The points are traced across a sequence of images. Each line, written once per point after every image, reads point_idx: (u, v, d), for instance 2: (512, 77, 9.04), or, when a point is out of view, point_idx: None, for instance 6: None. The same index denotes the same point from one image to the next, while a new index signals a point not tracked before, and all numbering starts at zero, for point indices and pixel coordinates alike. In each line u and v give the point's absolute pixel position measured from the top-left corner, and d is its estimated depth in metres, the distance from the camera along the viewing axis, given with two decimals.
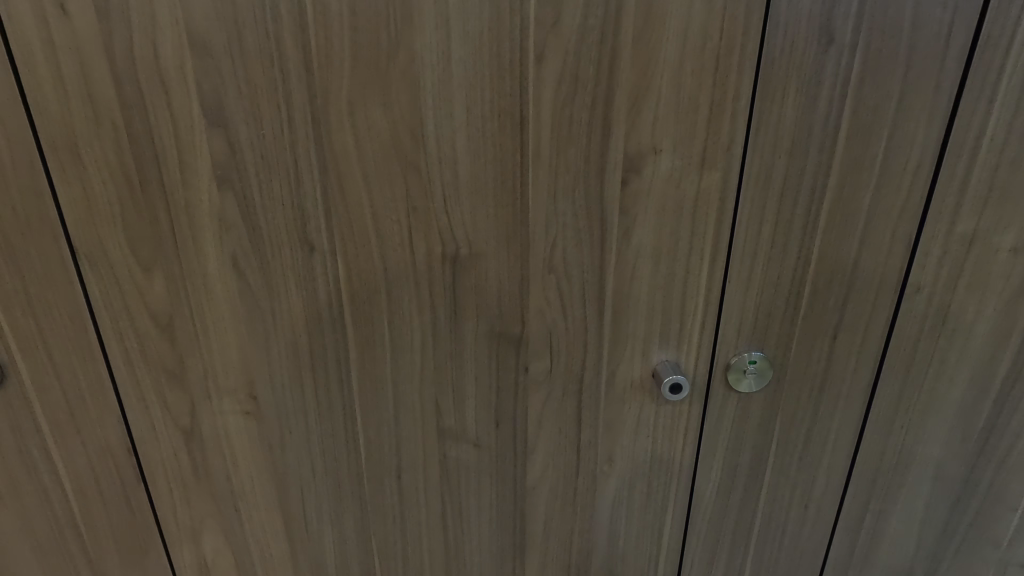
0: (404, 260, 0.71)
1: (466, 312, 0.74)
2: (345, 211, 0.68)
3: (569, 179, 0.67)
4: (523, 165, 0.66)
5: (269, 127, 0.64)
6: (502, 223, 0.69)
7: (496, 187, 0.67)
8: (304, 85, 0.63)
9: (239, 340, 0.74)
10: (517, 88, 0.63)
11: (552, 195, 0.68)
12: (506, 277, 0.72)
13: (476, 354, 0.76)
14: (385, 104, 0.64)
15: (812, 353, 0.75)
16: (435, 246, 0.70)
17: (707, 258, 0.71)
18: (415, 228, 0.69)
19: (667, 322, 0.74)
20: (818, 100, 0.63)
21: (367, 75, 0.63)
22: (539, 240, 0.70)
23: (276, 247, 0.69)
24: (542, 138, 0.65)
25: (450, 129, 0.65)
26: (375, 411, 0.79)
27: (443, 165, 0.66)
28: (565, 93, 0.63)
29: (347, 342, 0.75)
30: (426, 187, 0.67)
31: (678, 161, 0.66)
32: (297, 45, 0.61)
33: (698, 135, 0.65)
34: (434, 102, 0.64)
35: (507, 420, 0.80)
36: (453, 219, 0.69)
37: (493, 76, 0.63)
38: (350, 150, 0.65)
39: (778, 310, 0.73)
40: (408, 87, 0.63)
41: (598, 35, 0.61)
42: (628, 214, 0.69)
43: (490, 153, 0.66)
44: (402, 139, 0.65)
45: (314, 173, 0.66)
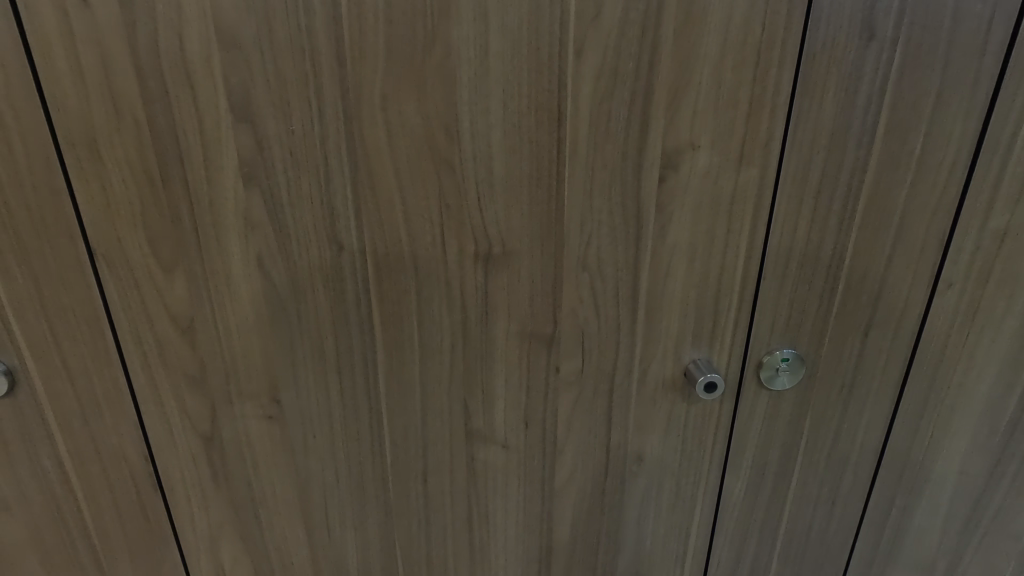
0: (436, 260, 0.69)
1: (498, 312, 0.72)
2: (376, 209, 0.66)
3: (607, 176, 0.66)
4: (559, 163, 0.65)
5: (299, 123, 0.62)
6: (537, 221, 0.68)
7: (532, 185, 0.66)
8: (336, 79, 0.60)
9: (263, 343, 0.72)
10: (556, 82, 0.62)
11: (588, 193, 0.67)
12: (539, 275, 0.71)
13: (507, 354, 0.75)
14: (420, 100, 0.62)
15: (843, 349, 0.75)
16: (467, 246, 0.69)
17: (742, 256, 0.70)
18: (448, 227, 0.68)
19: (699, 320, 0.74)
20: (857, 97, 0.63)
21: (402, 69, 0.61)
22: (574, 237, 0.69)
23: (303, 246, 0.67)
24: (580, 134, 0.64)
25: (486, 126, 0.63)
26: (402, 413, 0.78)
27: (479, 162, 0.65)
28: (604, 88, 0.62)
29: (375, 343, 0.73)
30: (460, 185, 0.66)
31: (716, 157, 0.66)
32: (330, 38, 0.59)
33: (737, 132, 0.65)
34: (471, 98, 0.62)
35: (536, 421, 0.79)
36: (488, 218, 0.67)
37: (531, 71, 0.61)
38: (383, 146, 0.64)
39: (811, 307, 0.73)
40: (443, 82, 0.61)
41: (639, 29, 0.60)
42: (665, 211, 0.68)
43: (526, 149, 0.64)
44: (437, 134, 0.63)
45: (346, 170, 0.64)
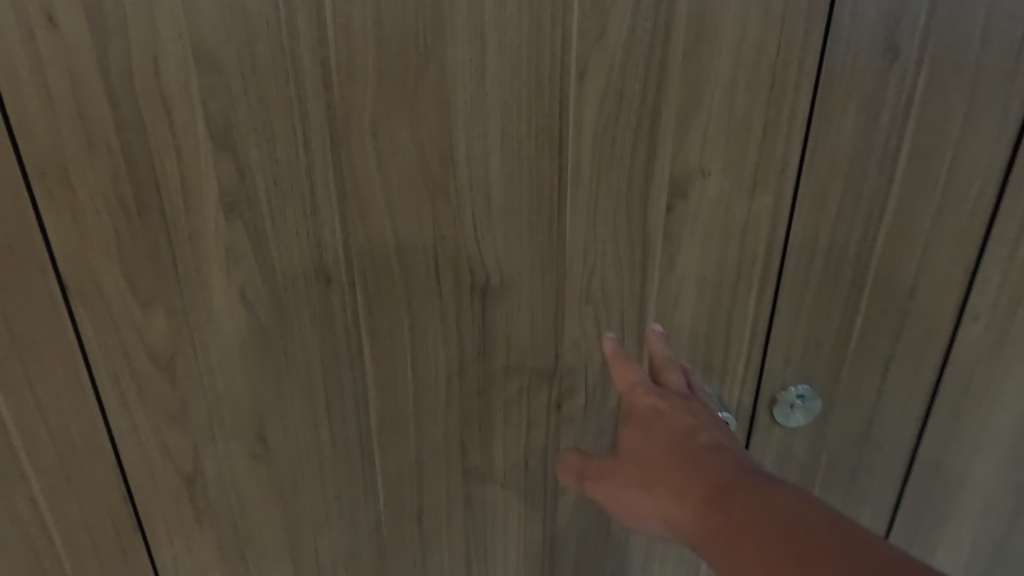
0: (431, 291, 0.65)
1: (496, 345, 0.69)
2: (366, 240, 0.62)
3: (611, 203, 0.62)
4: (561, 190, 0.61)
5: (284, 150, 0.58)
6: (537, 252, 0.64)
7: (531, 213, 0.62)
8: (323, 104, 0.57)
9: (248, 378, 0.68)
10: (558, 106, 0.58)
11: (592, 222, 0.63)
12: (540, 308, 0.67)
13: (506, 388, 0.71)
14: (413, 124, 0.58)
15: (862, 385, 0.71)
16: (464, 277, 0.65)
17: (755, 286, 0.67)
18: (442, 257, 0.64)
19: (710, 352, 0.70)
20: (880, 120, 0.59)
21: (394, 93, 0.57)
22: (578, 267, 0.65)
23: (290, 279, 0.63)
24: (583, 160, 0.60)
25: (483, 152, 0.59)
26: (396, 450, 0.74)
27: (476, 190, 0.61)
28: (608, 112, 0.58)
29: (366, 378, 0.69)
30: (456, 213, 0.62)
31: (727, 184, 0.62)
32: (316, 60, 0.55)
33: (750, 157, 0.61)
34: (466, 122, 0.58)
35: (537, 456, 0.76)
36: (485, 248, 0.63)
37: (531, 94, 0.57)
38: (373, 173, 0.60)
39: (830, 340, 0.69)
40: (437, 106, 0.58)
41: (646, 50, 0.56)
42: (673, 240, 0.64)
43: (526, 176, 0.60)
44: (431, 161, 0.60)
45: (334, 198, 0.60)
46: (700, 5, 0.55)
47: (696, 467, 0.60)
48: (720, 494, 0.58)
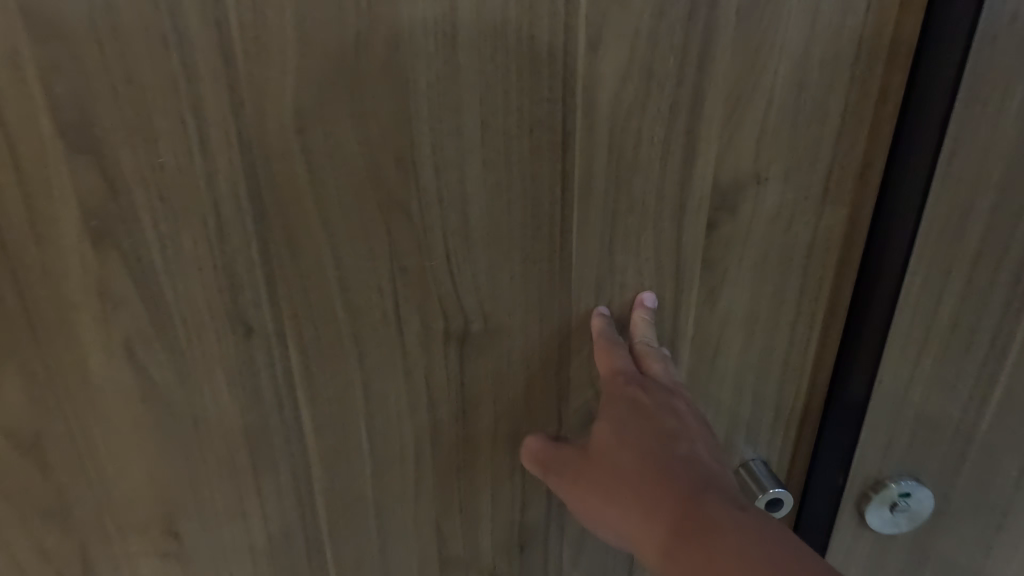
0: (390, 344, 0.48)
1: (481, 408, 0.52)
2: (299, 276, 0.45)
3: (634, 223, 0.46)
4: (565, 207, 0.45)
5: (172, 154, 0.41)
6: (534, 288, 0.47)
7: (525, 237, 0.45)
8: (224, 87, 0.39)
9: (149, 460, 0.51)
10: (561, 88, 0.41)
11: (608, 247, 0.46)
12: (537, 359, 0.50)
13: (494, 460, 0.55)
14: (357, 117, 0.41)
15: (992, 479, 0.57)
16: (434, 324, 0.48)
17: (819, 325, 0.52)
18: (405, 299, 0.47)
19: (754, 407, 0.55)
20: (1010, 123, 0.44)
21: (328, 71, 0.40)
22: (588, 305, 0.49)
23: (196, 330, 0.46)
24: (596, 164, 0.43)
25: (455, 155, 0.42)
26: (353, 540, 0.57)
27: (448, 208, 0.44)
28: (631, 97, 0.42)
29: (308, 455, 0.52)
30: (422, 240, 0.45)
31: (788, 194, 0.46)
32: (209, 24, 0.38)
33: (823, 157, 0.45)
34: (433, 114, 0.41)
35: (535, 538, 0.60)
36: (463, 286, 0.47)
37: (524, 73, 0.41)
38: (303, 187, 0.43)
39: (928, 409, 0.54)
40: (391, 91, 0.41)
41: (687, 7, 0.39)
42: (713, 270, 0.48)
43: (518, 186, 0.44)
44: (384, 167, 0.43)
45: (250, 221, 0.43)
46: None
47: (674, 496, 0.44)
48: (701, 537, 0.42)
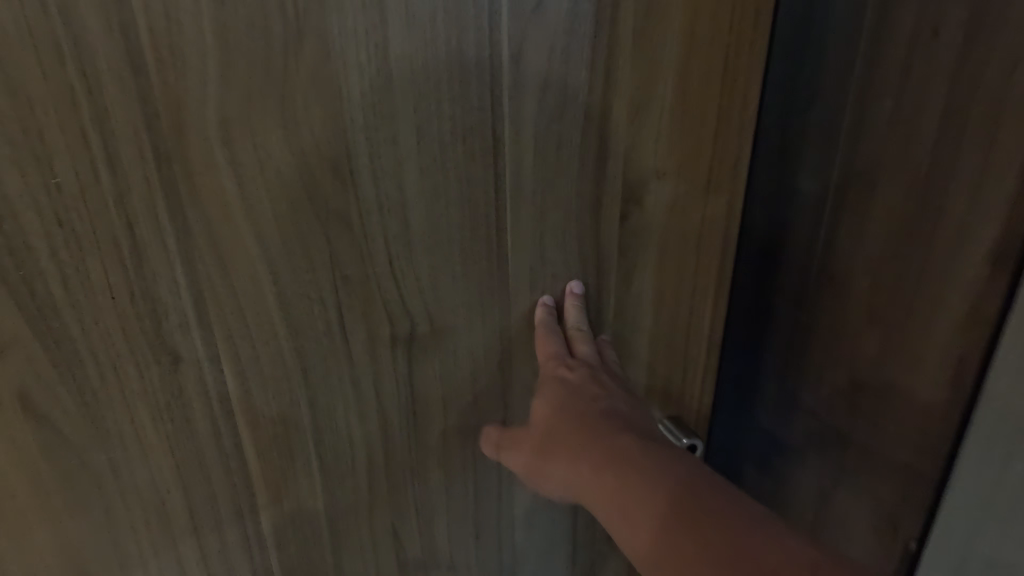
0: (334, 356, 0.48)
1: (430, 406, 0.53)
2: (233, 296, 0.43)
3: (560, 217, 0.50)
4: (499, 207, 0.48)
5: (72, 172, 0.37)
6: (474, 286, 0.50)
7: (463, 237, 0.48)
8: (132, 98, 0.36)
9: (57, 520, 0.45)
10: (489, 97, 0.44)
11: (539, 241, 0.51)
12: (481, 353, 0.53)
13: (445, 456, 0.56)
14: (288, 127, 0.40)
15: None
16: (379, 330, 0.49)
17: (711, 294, 0.61)
18: (349, 309, 0.47)
19: (667, 373, 0.63)
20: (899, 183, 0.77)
21: (253, 81, 0.38)
22: (523, 296, 0.53)
23: (110, 365, 0.42)
24: (524, 167, 0.47)
25: (392, 162, 0.44)
26: (305, 562, 0.55)
27: (388, 215, 0.45)
28: (547, 105, 0.46)
29: (251, 482, 0.50)
30: (363, 248, 0.45)
31: (682, 185, 0.54)
32: (111, 29, 0.35)
33: (705, 153, 0.54)
34: (367, 125, 0.42)
35: (488, 527, 0.62)
36: (406, 290, 0.48)
37: (455, 83, 0.43)
38: (233, 202, 0.41)
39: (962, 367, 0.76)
40: (322, 100, 0.40)
41: (592, 26, 0.45)
42: (626, 256, 0.55)
43: (454, 189, 0.46)
44: (320, 178, 0.42)
45: (172, 240, 0.40)
46: None
47: (598, 456, 0.50)
48: (621, 486, 0.47)
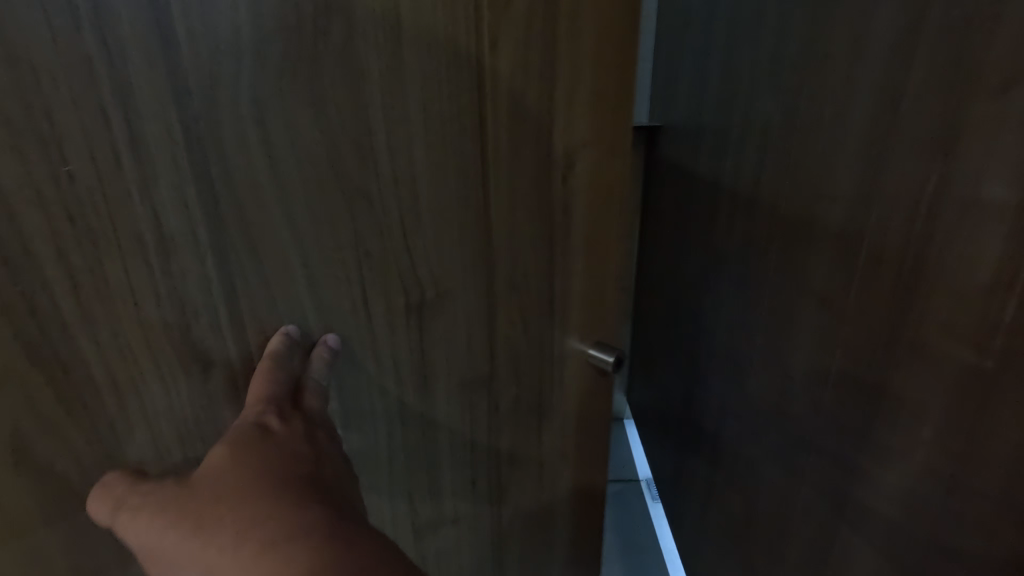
0: (355, 333, 0.46)
1: (436, 377, 0.53)
2: (265, 287, 0.40)
3: (528, 189, 0.47)
4: (499, 181, 0.46)
5: (83, 162, 0.32)
6: (473, 257, 0.48)
7: (473, 211, 0.46)
8: (153, 78, 0.32)
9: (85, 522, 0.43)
10: (478, 69, 0.41)
11: (513, 219, 0.48)
12: (478, 325, 0.52)
13: (451, 425, 0.56)
14: (314, 105, 0.37)
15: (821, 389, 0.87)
16: (396, 308, 0.47)
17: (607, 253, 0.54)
18: (372, 288, 0.45)
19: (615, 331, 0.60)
20: (847, 131, 0.52)
21: (278, 53, 0.34)
22: (505, 271, 0.50)
23: (127, 366, 0.38)
24: (501, 140, 0.44)
25: (405, 139, 0.41)
26: None
27: (399, 193, 0.42)
28: (536, 73, 0.43)
29: None
30: (384, 227, 0.43)
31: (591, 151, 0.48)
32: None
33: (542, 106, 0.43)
34: (386, 100, 0.39)
35: (487, 491, 0.63)
36: (422, 267, 0.47)
37: (466, 52, 0.40)
38: (261, 187, 0.37)
39: (849, 386, 0.55)
40: (347, 76, 0.37)
41: None
42: (563, 236, 0.51)
43: (454, 166, 0.44)
44: (345, 155, 0.39)
45: (202, 229, 0.37)
46: None
47: (206, 507, 0.35)
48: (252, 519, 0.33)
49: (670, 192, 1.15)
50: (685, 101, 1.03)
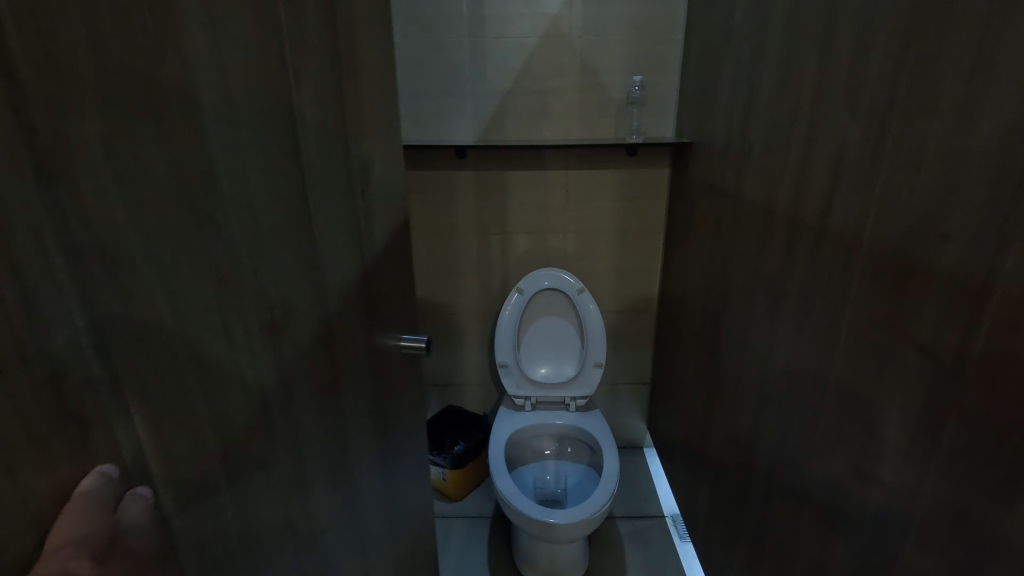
0: (244, 395, 0.35)
1: (306, 413, 0.45)
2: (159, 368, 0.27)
3: (340, 185, 0.49)
4: (323, 186, 0.45)
5: None
6: (308, 271, 0.44)
7: (305, 224, 0.43)
8: None
9: None
10: (288, 81, 0.39)
11: (332, 224, 0.48)
12: (324, 342, 0.47)
13: (326, 464, 0.48)
14: (167, 117, 0.26)
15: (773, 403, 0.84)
16: (262, 352, 0.37)
17: (388, 239, 0.65)
18: (237, 333, 0.33)
19: (400, 302, 0.71)
20: (966, 158, 0.43)
21: (142, 56, 0.25)
22: (334, 281, 0.49)
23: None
24: (313, 148, 0.44)
25: (243, 160, 0.34)
26: None
27: (241, 210, 0.33)
28: (331, 83, 0.47)
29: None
30: (233, 248, 0.32)
31: (371, 151, 0.58)
32: None
33: (339, 121, 0.49)
34: (224, 104, 0.31)
35: (363, 518, 0.58)
36: (272, 294, 0.38)
37: (282, 66, 0.39)
38: (130, 240, 0.24)
39: (973, 457, 0.44)
40: (180, 73, 0.27)
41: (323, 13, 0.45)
42: (360, 222, 0.55)
43: (283, 176, 0.39)
44: (198, 175, 0.29)
45: (53, 274, 0.20)
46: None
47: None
48: None
49: (706, 209, 1.07)
50: (726, 116, 0.95)
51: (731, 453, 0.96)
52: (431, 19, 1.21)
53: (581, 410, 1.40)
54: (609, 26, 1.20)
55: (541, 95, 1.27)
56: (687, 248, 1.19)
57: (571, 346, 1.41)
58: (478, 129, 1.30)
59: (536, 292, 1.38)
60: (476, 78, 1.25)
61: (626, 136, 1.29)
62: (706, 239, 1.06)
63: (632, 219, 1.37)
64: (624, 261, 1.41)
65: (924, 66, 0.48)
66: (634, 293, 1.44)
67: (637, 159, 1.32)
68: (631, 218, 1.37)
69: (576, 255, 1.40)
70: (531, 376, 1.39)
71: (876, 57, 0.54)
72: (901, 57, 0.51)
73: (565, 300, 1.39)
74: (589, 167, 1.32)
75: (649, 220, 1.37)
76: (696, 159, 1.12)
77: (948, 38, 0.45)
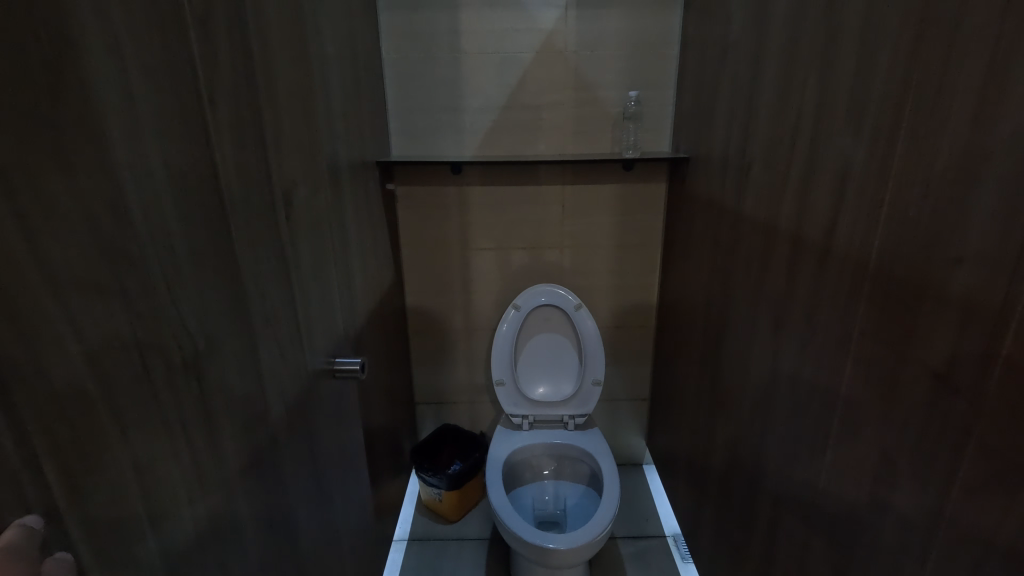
0: (166, 424, 0.37)
1: (230, 432, 0.46)
2: (77, 413, 0.29)
3: (256, 218, 0.53)
4: (224, 210, 0.46)
5: None
6: (227, 298, 0.46)
7: (223, 255, 0.46)
8: None
9: None
10: (199, 130, 0.43)
11: (252, 251, 0.51)
12: (246, 363, 0.49)
13: (252, 483, 0.49)
14: (78, 190, 0.30)
15: (763, 422, 0.83)
16: (180, 382, 0.39)
17: (310, 264, 0.68)
18: (156, 368, 0.36)
19: (327, 322, 0.74)
20: (974, 179, 0.42)
21: (53, 136, 0.28)
22: (254, 305, 0.51)
23: None
24: (227, 187, 0.47)
25: (159, 208, 0.37)
26: None
27: (154, 251, 0.36)
28: (240, 129, 0.51)
29: None
30: (138, 284, 0.34)
31: (285, 183, 0.61)
32: None
33: (252, 159, 0.53)
34: (135, 162, 0.34)
35: (294, 531, 0.59)
36: (184, 324, 0.39)
37: (195, 119, 0.42)
38: (24, 290, 0.26)
39: (989, 492, 0.42)
40: (73, 131, 0.29)
41: (231, 67, 0.50)
42: (280, 251, 0.58)
43: (198, 215, 0.42)
44: (110, 232, 0.32)
45: None
46: (243, 29, 0.53)
47: None
48: None
49: (705, 225, 1.05)
50: (723, 132, 0.94)
51: (735, 473, 0.93)
52: (425, 37, 1.20)
53: (579, 429, 1.37)
54: (603, 42, 1.20)
55: (536, 111, 1.26)
56: (684, 264, 1.18)
57: (570, 363, 1.38)
58: (473, 145, 1.28)
59: (532, 308, 1.35)
60: (470, 94, 1.24)
61: (622, 151, 1.27)
62: (705, 256, 1.05)
63: (629, 234, 1.36)
64: (622, 276, 1.39)
65: (930, 88, 0.47)
66: (635, 308, 1.42)
67: (634, 174, 1.31)
68: (628, 233, 1.35)
69: (574, 271, 1.39)
70: (528, 395, 1.37)
71: (879, 76, 0.53)
72: (903, 81, 0.50)
73: (561, 317, 1.37)
74: (586, 182, 1.31)
75: (645, 234, 1.35)
76: (694, 174, 1.11)
77: (950, 64, 0.45)
